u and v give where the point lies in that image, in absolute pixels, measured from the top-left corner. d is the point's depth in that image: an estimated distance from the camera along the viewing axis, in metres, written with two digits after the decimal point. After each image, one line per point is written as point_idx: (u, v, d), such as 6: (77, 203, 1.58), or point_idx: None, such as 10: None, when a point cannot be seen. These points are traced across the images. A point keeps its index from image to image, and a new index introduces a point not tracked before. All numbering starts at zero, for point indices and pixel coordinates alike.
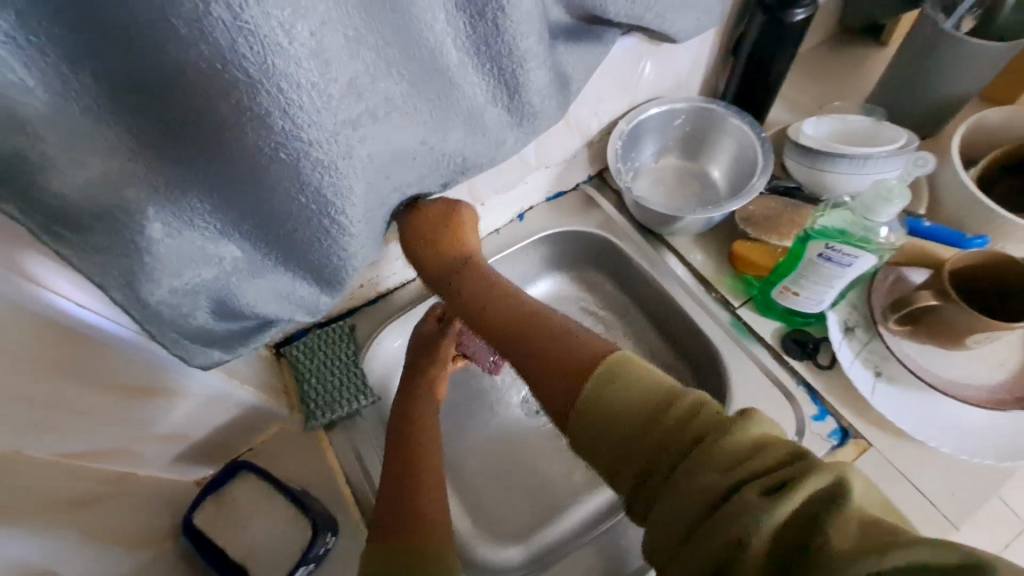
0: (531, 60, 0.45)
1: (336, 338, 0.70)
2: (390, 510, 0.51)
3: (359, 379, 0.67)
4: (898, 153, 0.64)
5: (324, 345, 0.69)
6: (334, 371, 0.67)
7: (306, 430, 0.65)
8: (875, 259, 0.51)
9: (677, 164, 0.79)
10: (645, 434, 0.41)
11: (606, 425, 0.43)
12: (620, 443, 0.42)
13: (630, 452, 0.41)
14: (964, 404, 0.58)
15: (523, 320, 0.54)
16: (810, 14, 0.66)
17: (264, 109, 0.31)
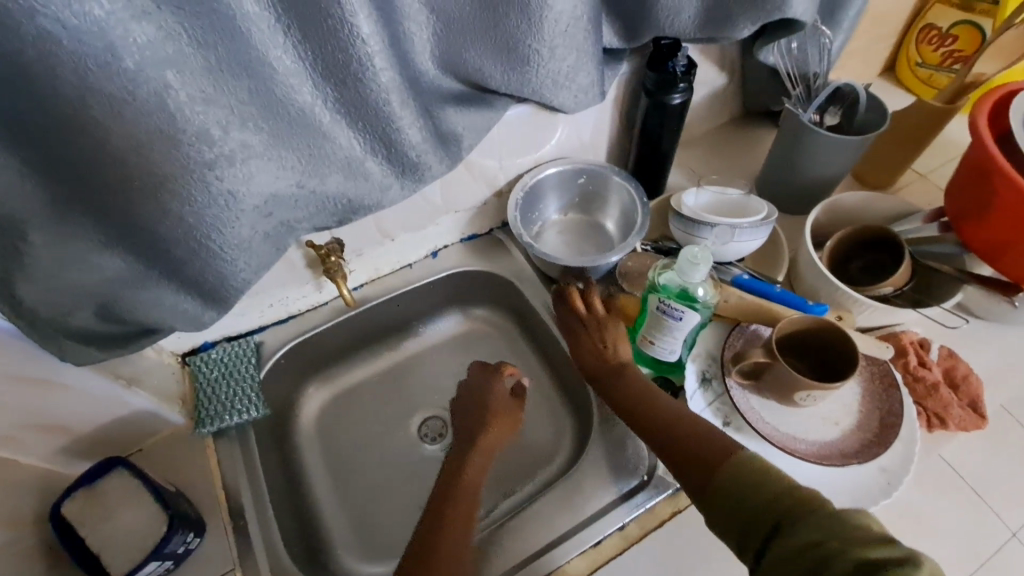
0: (398, 120, 0.53)
1: (240, 353, 0.75)
2: None
3: (255, 392, 0.72)
4: (757, 225, 0.72)
5: (229, 357, 0.74)
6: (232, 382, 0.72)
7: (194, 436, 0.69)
8: (700, 316, 0.58)
9: (577, 218, 0.87)
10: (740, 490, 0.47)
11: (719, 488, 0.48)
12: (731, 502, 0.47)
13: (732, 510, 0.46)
14: (796, 458, 0.64)
15: (658, 412, 0.60)
16: (687, 98, 0.74)
17: (118, 149, 0.38)
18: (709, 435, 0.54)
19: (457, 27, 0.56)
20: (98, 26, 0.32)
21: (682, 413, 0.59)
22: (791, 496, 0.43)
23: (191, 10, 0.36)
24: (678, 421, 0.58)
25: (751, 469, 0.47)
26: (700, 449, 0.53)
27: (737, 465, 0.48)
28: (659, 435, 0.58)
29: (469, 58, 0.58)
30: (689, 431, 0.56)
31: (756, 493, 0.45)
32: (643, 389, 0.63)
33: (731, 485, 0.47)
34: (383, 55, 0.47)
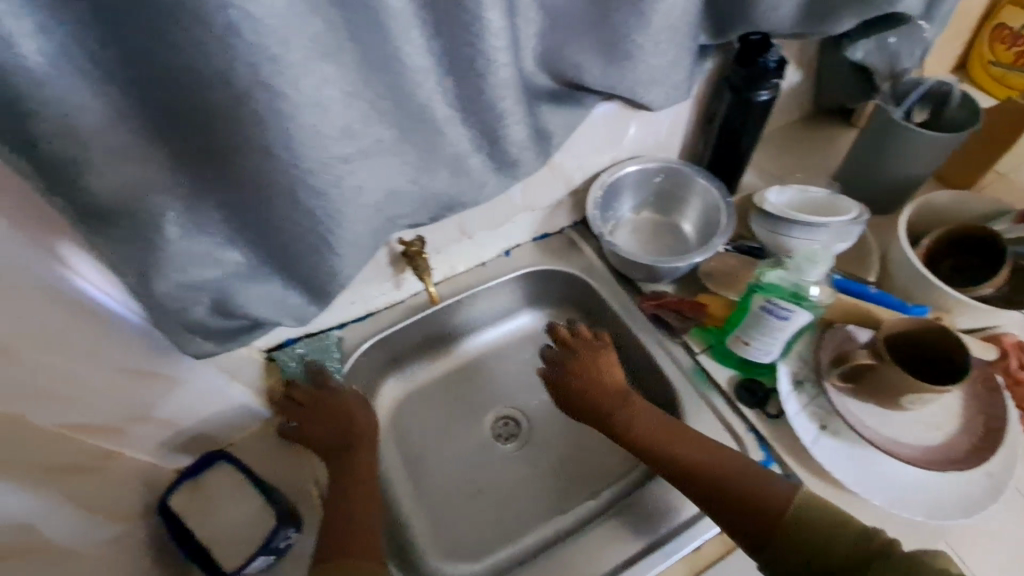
0: (507, 116, 0.53)
1: (324, 347, 0.75)
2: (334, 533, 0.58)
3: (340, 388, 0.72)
4: (848, 224, 0.71)
5: (315, 352, 0.74)
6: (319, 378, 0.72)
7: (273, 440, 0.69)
8: (810, 315, 0.57)
9: (651, 218, 0.86)
10: (810, 536, 0.50)
11: (783, 536, 0.51)
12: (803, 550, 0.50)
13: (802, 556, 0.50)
14: (898, 460, 0.63)
15: (675, 445, 0.60)
16: (774, 95, 0.73)
17: (270, 142, 0.38)
18: (753, 482, 0.55)
19: (563, 23, 0.55)
20: (275, 20, 0.33)
21: (708, 446, 0.59)
22: (865, 552, 0.48)
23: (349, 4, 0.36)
24: (702, 458, 0.58)
25: (815, 525, 0.51)
26: (747, 501, 0.54)
27: (805, 511, 0.52)
28: (685, 475, 0.58)
29: (571, 55, 0.58)
30: (721, 474, 0.57)
31: (832, 554, 0.49)
32: (651, 423, 0.62)
33: (799, 528, 0.51)
34: (506, 50, 0.47)
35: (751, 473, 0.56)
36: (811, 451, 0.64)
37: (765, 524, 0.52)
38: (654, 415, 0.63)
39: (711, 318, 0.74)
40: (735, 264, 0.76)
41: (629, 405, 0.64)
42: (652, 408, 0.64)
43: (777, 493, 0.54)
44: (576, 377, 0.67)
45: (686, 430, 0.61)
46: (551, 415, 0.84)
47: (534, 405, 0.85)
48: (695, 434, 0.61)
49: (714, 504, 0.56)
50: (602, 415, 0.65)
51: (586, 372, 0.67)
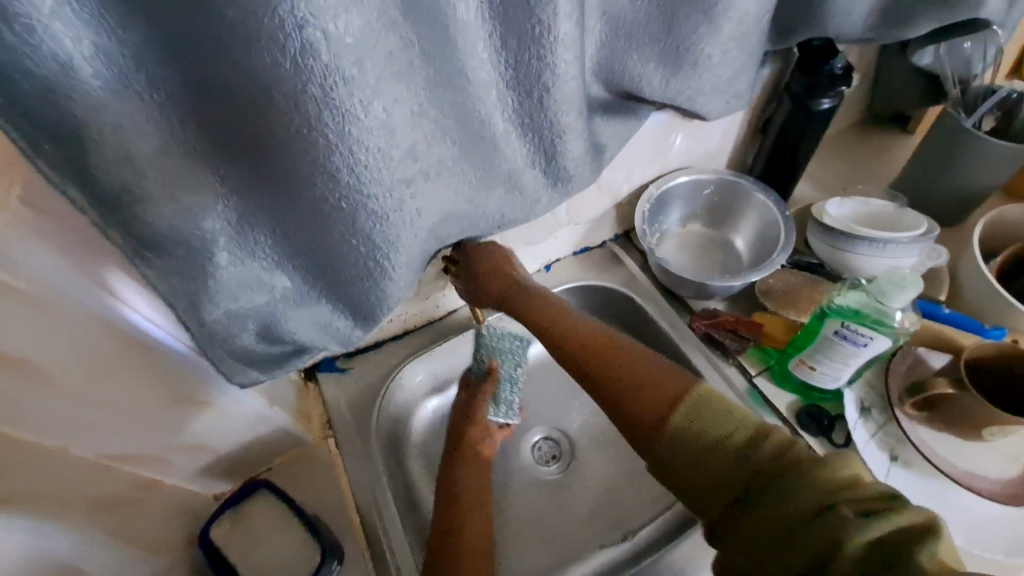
0: (569, 132, 0.50)
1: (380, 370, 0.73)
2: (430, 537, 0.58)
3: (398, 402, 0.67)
4: (917, 240, 0.66)
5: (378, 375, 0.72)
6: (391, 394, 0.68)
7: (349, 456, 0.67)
8: (890, 342, 0.53)
9: (700, 231, 0.82)
10: (727, 454, 0.46)
11: (690, 450, 0.48)
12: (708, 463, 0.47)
13: (714, 474, 0.46)
14: (979, 497, 0.58)
15: (595, 348, 0.57)
16: (837, 103, 0.69)
17: (334, 167, 0.36)
18: (647, 383, 0.52)
19: (625, 31, 0.52)
20: (354, 40, 0.31)
21: (623, 351, 0.56)
22: (757, 457, 0.45)
23: (424, 19, 0.34)
24: (619, 364, 0.55)
25: (696, 427, 0.48)
26: (635, 398, 0.52)
27: (698, 427, 0.48)
28: (590, 377, 0.56)
29: (633, 66, 0.54)
30: (636, 379, 0.53)
31: (720, 456, 0.46)
32: (567, 325, 0.59)
33: (687, 431, 0.48)
34: (574, 64, 0.44)
35: (664, 379, 0.52)
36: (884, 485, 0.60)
37: (642, 430, 0.51)
38: (574, 316, 0.60)
39: (767, 338, 0.70)
40: (796, 282, 0.72)
41: (547, 308, 0.61)
42: (569, 309, 0.61)
43: (668, 392, 0.51)
44: (501, 291, 0.63)
45: (608, 335, 0.58)
46: (594, 439, 0.80)
47: (577, 427, 0.81)
48: (614, 339, 0.57)
49: (609, 397, 0.54)
50: (506, 310, 0.63)
51: (499, 273, 0.62)
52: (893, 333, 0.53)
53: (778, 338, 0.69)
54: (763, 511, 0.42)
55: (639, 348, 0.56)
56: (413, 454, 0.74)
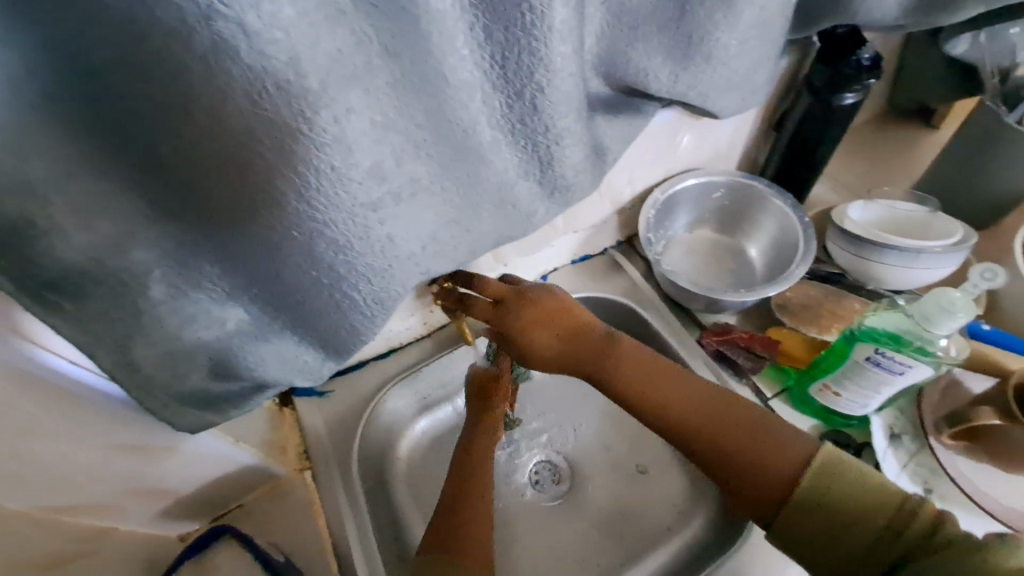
0: (567, 137, 0.43)
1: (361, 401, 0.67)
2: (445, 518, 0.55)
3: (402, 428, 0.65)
4: (953, 250, 0.60)
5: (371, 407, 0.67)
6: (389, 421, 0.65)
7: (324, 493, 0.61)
8: (930, 370, 0.47)
9: (710, 237, 0.76)
10: (868, 524, 0.41)
11: (823, 517, 0.42)
12: (841, 528, 0.42)
13: (842, 537, 0.42)
14: None
15: (702, 412, 0.50)
16: (861, 97, 0.63)
17: (278, 190, 0.30)
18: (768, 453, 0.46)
19: (632, 19, 0.45)
20: (285, 33, 0.25)
21: (737, 411, 0.50)
22: (913, 532, 0.40)
23: (386, 8, 0.27)
24: (721, 421, 0.49)
25: (832, 492, 0.43)
26: (752, 467, 0.46)
27: (839, 493, 0.42)
28: (691, 438, 0.49)
29: (637, 58, 0.48)
30: (755, 448, 0.47)
31: (855, 535, 0.41)
32: (663, 380, 0.52)
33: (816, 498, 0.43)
34: (572, 58, 0.37)
35: (754, 430, 0.48)
36: None
37: (762, 501, 0.46)
38: (666, 368, 0.52)
39: (781, 355, 0.65)
40: (816, 295, 0.66)
41: (628, 360, 0.53)
42: (656, 358, 0.53)
43: (787, 455, 0.46)
44: (568, 341, 0.53)
45: (715, 392, 0.51)
46: (597, 461, 0.73)
47: (578, 448, 0.75)
48: (725, 396, 0.51)
49: (717, 461, 0.48)
50: (573, 362, 0.54)
51: (563, 318, 0.53)
52: (936, 360, 0.47)
53: (793, 357, 0.64)
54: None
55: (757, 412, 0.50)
56: (399, 482, 0.68)
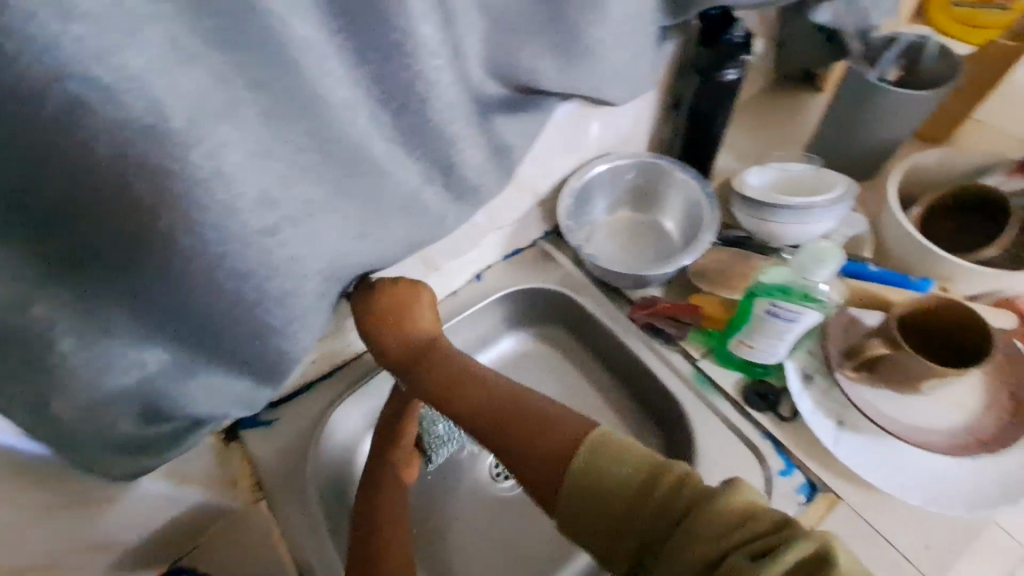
0: (461, 140, 0.46)
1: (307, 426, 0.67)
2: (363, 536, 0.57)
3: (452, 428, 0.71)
4: (836, 202, 0.66)
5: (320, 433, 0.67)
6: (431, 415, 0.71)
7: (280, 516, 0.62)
8: (819, 315, 0.53)
9: (629, 217, 0.80)
10: (642, 496, 0.40)
11: (595, 498, 0.42)
12: (592, 502, 0.42)
13: (594, 515, 0.42)
14: (927, 452, 0.57)
15: (506, 412, 0.49)
16: (742, 73, 0.68)
17: (168, 227, 0.31)
18: (589, 471, 0.42)
19: (511, 23, 0.47)
20: (141, 81, 0.26)
21: (554, 429, 0.46)
22: (663, 489, 0.40)
23: (244, 43, 0.29)
24: (521, 420, 0.48)
25: (599, 462, 0.42)
26: (535, 457, 0.45)
27: (612, 464, 0.42)
28: (485, 433, 0.49)
29: (525, 57, 0.50)
30: (557, 462, 0.44)
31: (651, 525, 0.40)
32: (471, 383, 0.52)
33: (585, 470, 0.42)
34: (448, 66, 0.39)
35: (536, 421, 0.47)
36: (834, 452, 0.59)
37: (546, 488, 0.44)
38: (466, 371, 0.53)
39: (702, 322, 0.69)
40: (729, 259, 0.70)
41: (450, 357, 0.55)
42: (466, 365, 0.54)
43: (567, 435, 0.45)
44: (404, 347, 0.55)
45: (519, 394, 0.50)
46: None
47: None
48: (527, 401, 0.49)
49: (506, 456, 0.48)
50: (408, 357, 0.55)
51: (395, 314, 0.55)
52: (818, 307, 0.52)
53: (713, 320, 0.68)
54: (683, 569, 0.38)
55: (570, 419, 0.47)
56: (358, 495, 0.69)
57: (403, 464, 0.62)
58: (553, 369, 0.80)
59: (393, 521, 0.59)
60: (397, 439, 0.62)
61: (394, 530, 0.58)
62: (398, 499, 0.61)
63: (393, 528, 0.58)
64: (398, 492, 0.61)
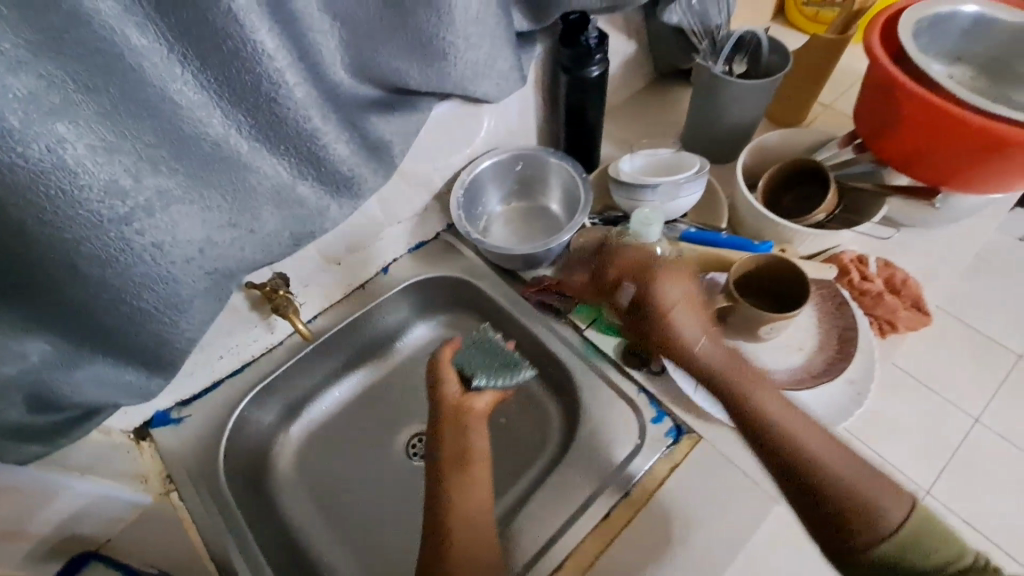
0: (325, 135, 0.51)
1: (218, 419, 0.72)
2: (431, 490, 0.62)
3: (504, 355, 0.71)
4: (694, 179, 0.75)
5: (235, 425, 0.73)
6: (485, 351, 0.72)
7: (199, 503, 0.67)
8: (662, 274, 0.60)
9: (521, 204, 0.87)
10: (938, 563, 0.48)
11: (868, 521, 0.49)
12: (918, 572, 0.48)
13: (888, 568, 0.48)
14: (772, 390, 0.66)
15: (804, 449, 0.52)
16: (606, 69, 0.75)
17: (21, 218, 0.36)
18: (833, 486, 0.51)
19: (363, 31, 0.53)
20: None
21: (833, 495, 0.50)
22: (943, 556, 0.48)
23: (77, 54, 0.34)
24: (805, 462, 0.52)
25: (930, 538, 0.49)
26: (870, 506, 0.49)
27: (920, 538, 0.49)
28: (788, 459, 0.52)
29: (383, 59, 0.56)
30: (815, 471, 0.51)
31: (857, 538, 0.49)
32: (759, 392, 0.55)
33: (912, 534, 0.49)
34: (292, 68, 0.44)
35: (845, 465, 0.52)
36: (694, 399, 0.67)
37: (851, 523, 0.49)
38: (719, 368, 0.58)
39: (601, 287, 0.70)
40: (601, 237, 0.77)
41: (748, 380, 0.57)
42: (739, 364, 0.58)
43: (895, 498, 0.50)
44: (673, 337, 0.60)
45: (814, 459, 0.52)
46: None
47: None
48: (817, 463, 0.51)
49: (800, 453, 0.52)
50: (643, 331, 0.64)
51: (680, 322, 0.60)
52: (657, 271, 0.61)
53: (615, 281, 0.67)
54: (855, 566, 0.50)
55: (865, 498, 0.50)
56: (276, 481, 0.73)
57: (454, 414, 0.67)
58: None
59: (453, 458, 0.63)
60: (439, 401, 0.68)
61: (454, 467, 0.62)
62: (459, 435, 0.65)
63: (458, 459, 0.63)
64: (460, 440, 0.64)
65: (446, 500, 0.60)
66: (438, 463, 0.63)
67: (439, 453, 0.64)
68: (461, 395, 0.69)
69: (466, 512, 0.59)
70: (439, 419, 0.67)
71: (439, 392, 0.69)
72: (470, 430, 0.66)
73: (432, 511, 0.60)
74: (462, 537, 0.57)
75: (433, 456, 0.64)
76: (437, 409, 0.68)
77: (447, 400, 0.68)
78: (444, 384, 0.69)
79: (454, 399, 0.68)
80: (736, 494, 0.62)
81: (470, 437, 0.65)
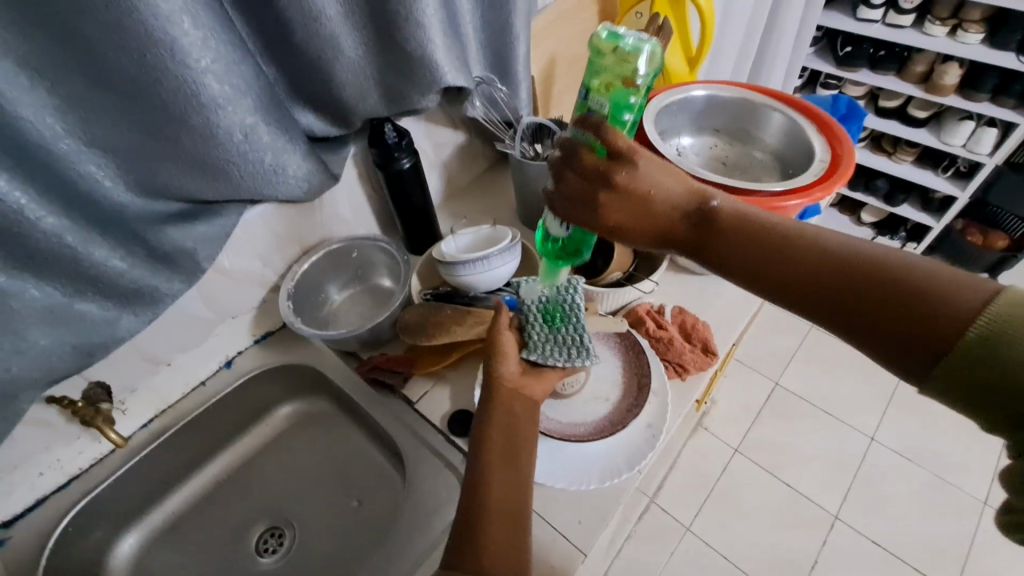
0: (94, 252, 0.57)
1: (38, 535, 0.71)
2: (467, 488, 0.58)
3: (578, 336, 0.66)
4: (511, 247, 0.80)
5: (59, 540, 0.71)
6: (552, 324, 0.67)
7: None
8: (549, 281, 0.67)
9: (361, 286, 0.92)
10: (892, 310, 0.42)
11: (811, 243, 0.47)
12: (873, 282, 0.43)
13: (844, 293, 0.44)
14: (576, 442, 0.69)
15: (827, 282, 0.45)
16: (415, 161, 0.83)
17: None
18: (958, 318, 0.39)
19: (137, 156, 0.56)
20: None
21: (919, 287, 0.41)
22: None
23: None
24: (840, 270, 0.45)
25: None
26: (847, 285, 0.44)
27: (934, 300, 0.40)
28: (795, 284, 0.47)
29: (166, 178, 0.59)
30: (848, 296, 0.44)
31: (935, 345, 0.40)
32: (731, 241, 0.49)
33: (990, 351, 0.37)
34: (36, 204, 0.51)
35: (910, 288, 0.41)
36: None
37: (795, 286, 0.47)
38: (753, 212, 0.50)
39: (592, 180, 0.50)
40: (425, 311, 0.79)
41: (725, 239, 0.50)
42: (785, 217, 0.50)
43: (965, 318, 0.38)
44: (640, 220, 0.51)
45: (877, 255, 0.44)
46: (312, 507, 0.82)
47: (296, 505, 0.83)
48: (887, 258, 0.43)
49: (741, 240, 0.49)
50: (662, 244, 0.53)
51: (646, 213, 0.51)
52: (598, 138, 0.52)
53: (603, 183, 0.50)
54: (940, 385, 0.39)
55: (911, 263, 0.42)
56: None
57: (508, 401, 0.63)
58: (314, 437, 0.88)
59: (501, 449, 0.60)
60: (496, 377, 0.63)
61: (505, 458, 0.59)
62: (511, 420, 0.61)
63: (505, 450, 0.60)
64: (508, 426, 0.61)
65: (485, 485, 0.57)
66: (481, 447, 0.60)
67: (486, 440, 0.60)
68: (524, 369, 0.65)
69: (501, 513, 0.56)
70: (491, 398, 0.63)
71: (492, 368, 0.64)
72: (521, 421, 0.62)
73: (466, 508, 0.57)
74: (495, 544, 0.54)
75: (476, 439, 0.61)
76: (490, 388, 0.63)
77: (505, 375, 0.63)
78: (505, 353, 0.65)
79: (513, 382, 0.64)
80: (542, 549, 0.64)
81: (519, 430, 0.61)
